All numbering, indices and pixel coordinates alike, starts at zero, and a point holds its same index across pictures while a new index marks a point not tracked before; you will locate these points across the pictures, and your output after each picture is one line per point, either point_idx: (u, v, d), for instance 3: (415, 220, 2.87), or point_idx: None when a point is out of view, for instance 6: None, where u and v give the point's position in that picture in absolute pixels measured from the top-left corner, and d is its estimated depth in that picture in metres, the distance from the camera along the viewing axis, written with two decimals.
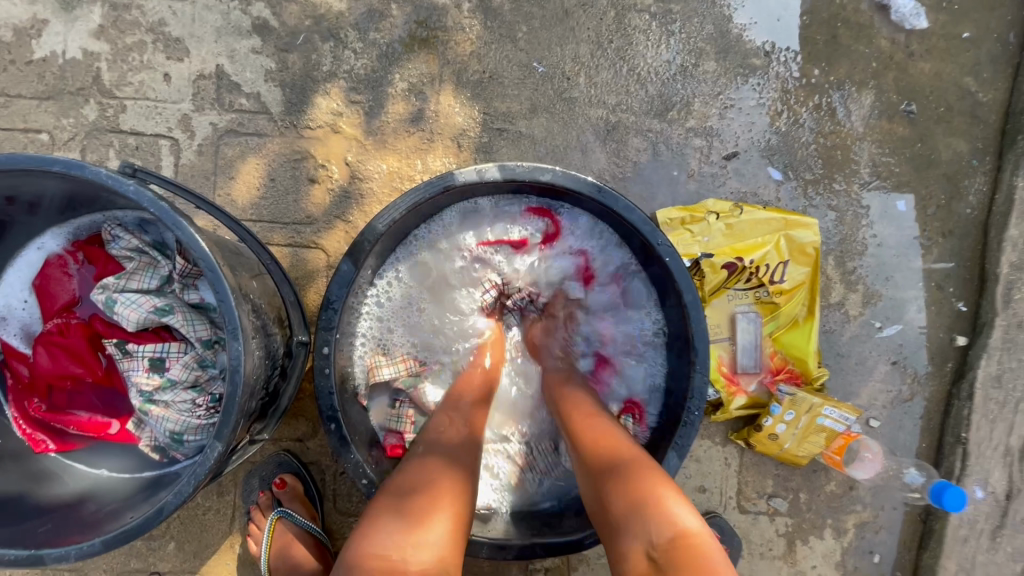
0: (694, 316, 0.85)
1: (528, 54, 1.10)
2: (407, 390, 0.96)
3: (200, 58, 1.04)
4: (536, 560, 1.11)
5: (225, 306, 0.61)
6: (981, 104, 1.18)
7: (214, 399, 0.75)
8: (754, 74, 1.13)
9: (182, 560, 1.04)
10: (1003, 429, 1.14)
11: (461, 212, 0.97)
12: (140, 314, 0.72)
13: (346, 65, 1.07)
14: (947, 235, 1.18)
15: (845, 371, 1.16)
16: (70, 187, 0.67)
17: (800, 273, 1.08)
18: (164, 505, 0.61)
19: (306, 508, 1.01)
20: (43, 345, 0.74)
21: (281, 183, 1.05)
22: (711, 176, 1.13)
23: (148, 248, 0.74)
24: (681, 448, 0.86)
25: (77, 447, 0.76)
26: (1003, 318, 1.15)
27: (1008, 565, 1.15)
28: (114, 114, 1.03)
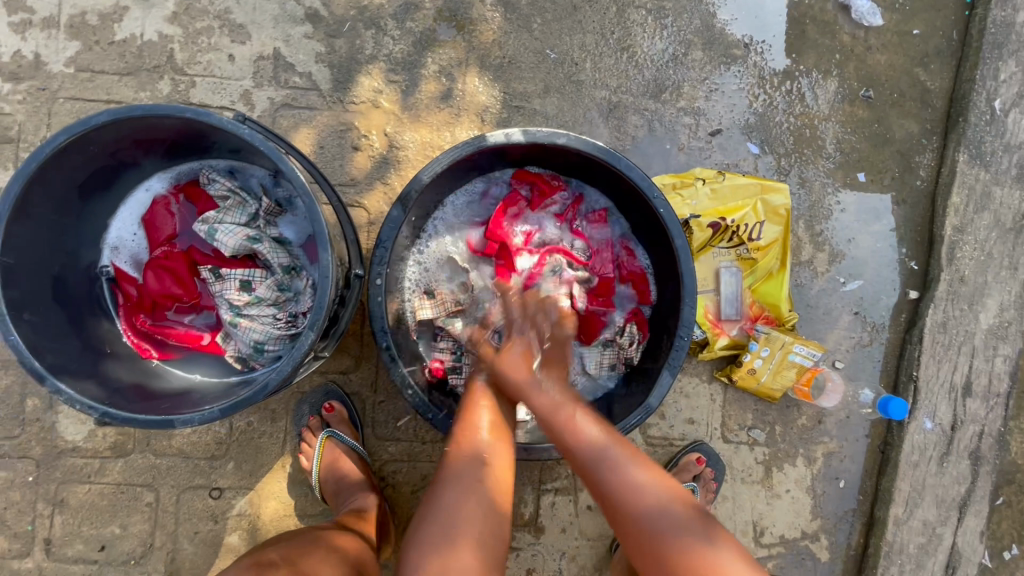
0: (682, 257, 1.00)
1: (542, 42, 1.28)
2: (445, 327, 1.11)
3: (260, 42, 1.21)
4: (547, 481, 1.27)
5: (318, 227, 0.79)
6: (929, 91, 1.37)
7: (291, 315, 0.90)
8: (735, 63, 1.32)
9: (240, 477, 1.19)
10: (948, 369, 1.33)
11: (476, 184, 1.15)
12: (235, 242, 0.88)
13: (385, 49, 1.24)
14: (901, 203, 1.37)
15: (813, 319, 1.34)
16: (182, 132, 0.81)
17: (774, 231, 1.26)
18: (267, 383, 0.79)
19: (351, 430, 1.17)
20: (151, 268, 0.91)
21: (329, 150, 1.22)
22: (699, 149, 1.31)
23: (238, 190, 0.90)
24: (674, 367, 1.01)
25: (174, 356, 0.92)
26: (948, 273, 1.33)
27: (954, 487, 1.33)
28: (185, 88, 1.19)
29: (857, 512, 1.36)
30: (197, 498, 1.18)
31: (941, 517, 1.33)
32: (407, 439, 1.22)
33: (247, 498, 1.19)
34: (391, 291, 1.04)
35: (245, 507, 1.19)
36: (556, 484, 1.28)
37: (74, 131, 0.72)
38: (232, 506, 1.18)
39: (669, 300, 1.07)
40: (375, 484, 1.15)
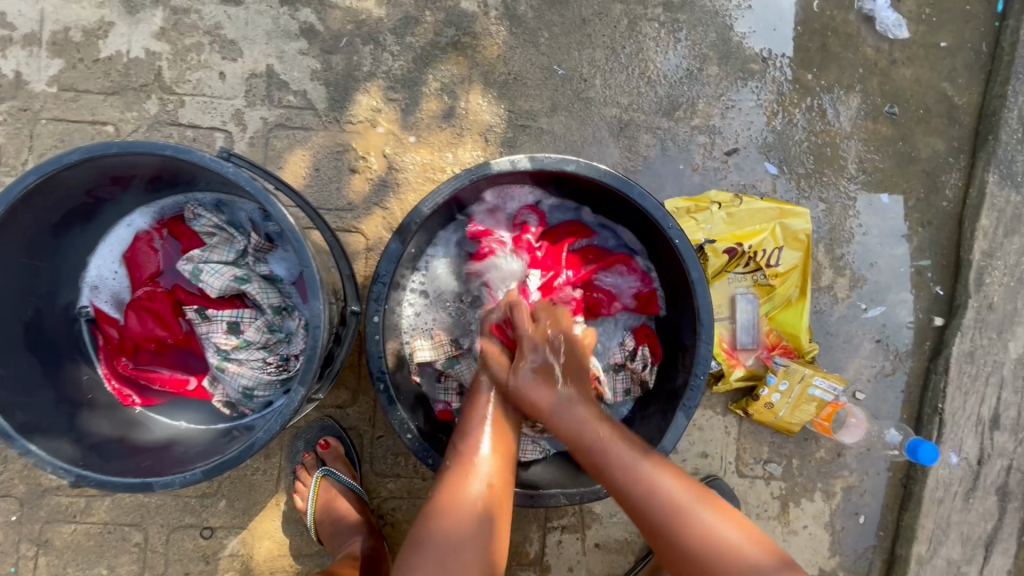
0: (699, 292, 0.94)
1: (549, 57, 1.21)
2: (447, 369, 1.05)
3: (253, 58, 1.15)
4: (554, 518, 1.22)
5: (309, 271, 0.73)
6: (957, 107, 1.30)
7: (282, 359, 0.85)
8: (753, 78, 1.25)
9: (232, 516, 1.13)
10: (975, 401, 1.26)
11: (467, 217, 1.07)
12: (222, 282, 0.83)
13: (384, 65, 1.17)
14: (926, 225, 1.30)
15: (833, 348, 1.28)
16: (163, 167, 0.76)
17: (793, 257, 1.20)
18: (255, 441, 0.73)
19: (348, 468, 1.11)
20: (133, 309, 0.85)
21: (325, 172, 1.16)
22: (714, 169, 1.24)
23: (226, 225, 0.85)
24: (689, 409, 0.95)
25: (158, 401, 0.87)
26: (975, 300, 1.27)
27: (980, 525, 1.27)
28: (174, 108, 1.13)
29: (877, 549, 1.30)
30: (188, 537, 1.13)
31: (966, 555, 1.27)
32: (407, 475, 1.17)
33: (239, 538, 1.14)
34: (388, 326, 0.98)
35: (238, 547, 1.14)
36: (563, 521, 1.22)
37: (43, 172, 0.67)
38: (224, 546, 1.13)
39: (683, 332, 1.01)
40: (373, 524, 1.10)
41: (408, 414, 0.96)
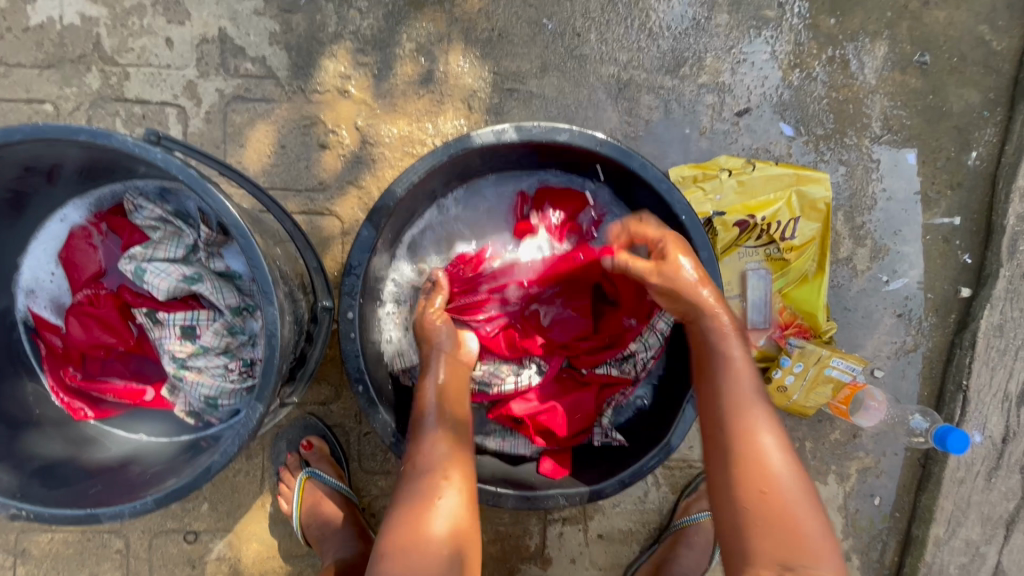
0: (708, 273, 0.84)
1: (537, 10, 1.08)
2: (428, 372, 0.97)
3: (202, 21, 1.02)
4: (554, 510, 1.16)
5: (258, 272, 0.62)
6: (995, 54, 1.17)
7: (245, 365, 0.76)
8: (767, 27, 1.12)
9: (216, 520, 1.08)
10: (1002, 376, 1.18)
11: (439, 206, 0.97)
12: (170, 283, 0.74)
13: (351, 25, 1.04)
14: (955, 188, 1.19)
15: (851, 324, 1.19)
16: (91, 155, 0.66)
17: (810, 228, 1.09)
18: (211, 465, 0.65)
19: (334, 468, 1.05)
20: (74, 315, 0.77)
21: (292, 150, 1.05)
22: (723, 133, 1.12)
23: (172, 217, 0.75)
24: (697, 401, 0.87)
25: (114, 413, 0.80)
26: (1007, 268, 1.17)
27: (1001, 504, 1.20)
28: (118, 81, 1.01)
29: (892, 530, 1.24)
30: (171, 542, 1.08)
31: (985, 535, 1.21)
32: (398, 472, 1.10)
33: (225, 541, 1.08)
34: (367, 321, 0.89)
35: (224, 551, 1.08)
36: (563, 513, 1.17)
37: None
38: (210, 550, 1.08)
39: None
40: (364, 524, 1.04)
41: (392, 415, 0.88)
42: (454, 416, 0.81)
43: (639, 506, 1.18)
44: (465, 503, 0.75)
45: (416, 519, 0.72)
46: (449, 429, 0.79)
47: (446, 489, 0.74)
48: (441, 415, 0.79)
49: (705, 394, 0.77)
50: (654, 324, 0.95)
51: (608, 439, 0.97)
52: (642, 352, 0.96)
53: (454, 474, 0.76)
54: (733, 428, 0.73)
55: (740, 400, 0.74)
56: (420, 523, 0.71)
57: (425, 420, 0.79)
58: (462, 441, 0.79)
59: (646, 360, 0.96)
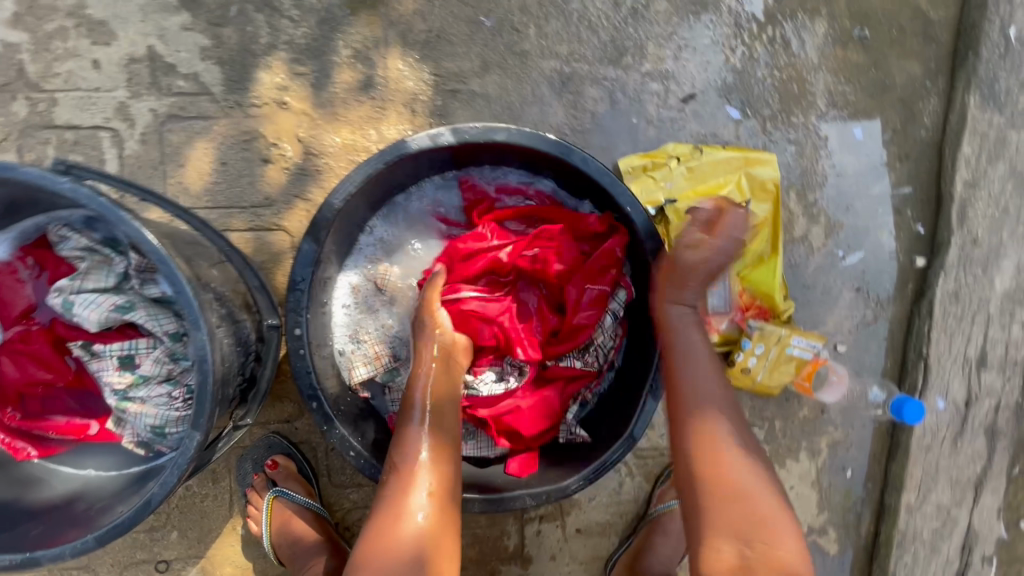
0: (657, 263, 0.84)
1: (474, 8, 1.06)
2: (387, 381, 0.95)
3: (129, 40, 0.99)
4: (530, 509, 1.16)
5: (183, 297, 0.61)
6: (933, 24, 1.18)
7: (189, 391, 0.76)
8: (706, 11, 1.11)
9: (186, 547, 1.06)
10: (961, 341, 1.19)
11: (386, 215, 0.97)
12: (101, 313, 0.71)
13: (284, 35, 1.02)
14: (903, 159, 1.20)
15: (812, 301, 1.20)
16: (5, 193, 0.65)
17: (762, 210, 1.10)
18: (152, 497, 0.65)
19: (302, 485, 1.04)
20: (7, 354, 0.74)
21: (234, 166, 1.02)
22: (670, 120, 1.12)
23: (99, 246, 0.74)
24: (656, 391, 0.87)
25: (59, 450, 0.78)
26: (958, 235, 1.18)
27: (968, 467, 1.22)
28: (46, 108, 0.99)
29: (866, 501, 1.26)
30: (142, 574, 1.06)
31: (956, 498, 1.23)
32: (369, 483, 1.09)
33: (198, 568, 1.06)
34: (317, 336, 0.87)
35: None
36: (540, 511, 1.16)
37: None
38: None
39: (644, 291, 0.92)
40: (336, 539, 1.03)
41: (351, 429, 0.87)
42: (439, 411, 0.80)
43: (615, 497, 1.18)
44: (438, 500, 0.75)
45: (390, 521, 0.73)
46: (432, 424, 0.79)
47: (421, 485, 0.74)
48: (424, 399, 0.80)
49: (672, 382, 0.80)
50: (609, 306, 0.94)
51: (572, 435, 0.97)
52: (602, 339, 0.95)
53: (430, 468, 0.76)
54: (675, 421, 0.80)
55: (706, 397, 0.79)
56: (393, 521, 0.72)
57: (411, 415, 0.79)
58: (445, 439, 0.79)
59: (604, 348, 0.96)
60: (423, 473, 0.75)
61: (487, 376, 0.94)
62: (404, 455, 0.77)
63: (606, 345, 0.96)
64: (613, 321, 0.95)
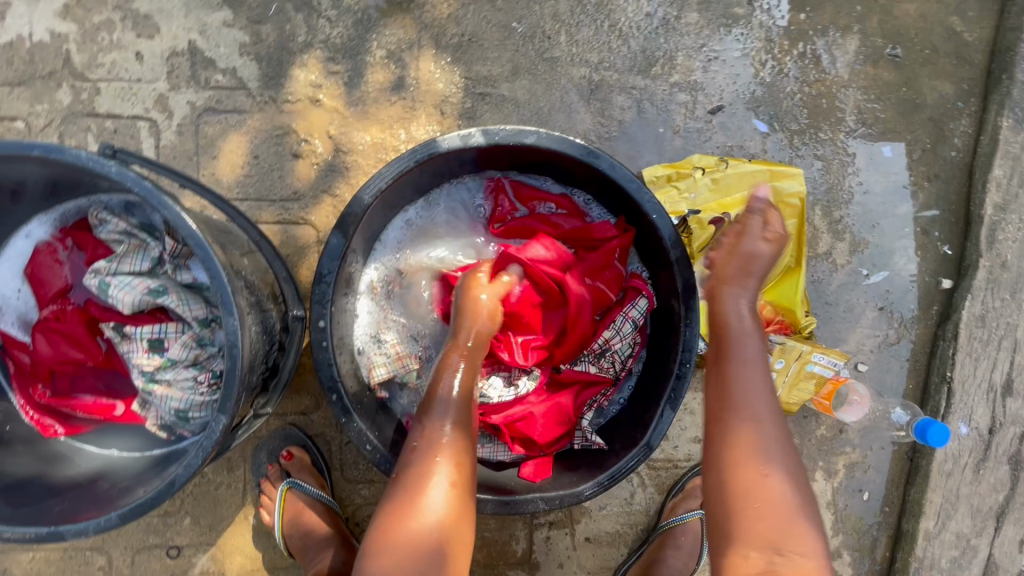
0: (681, 271, 0.84)
1: (507, 14, 1.08)
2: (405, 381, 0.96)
3: (172, 34, 1.02)
4: (540, 515, 1.15)
5: (217, 282, 0.62)
6: (967, 45, 1.17)
7: (215, 376, 0.76)
8: (737, 25, 1.12)
9: (198, 534, 1.07)
10: (987, 367, 1.17)
11: (407, 213, 0.97)
12: (134, 296, 0.73)
13: (321, 34, 1.05)
14: (932, 179, 1.19)
15: (833, 319, 1.18)
16: (52, 174, 0.67)
17: (786, 225, 1.09)
18: (175, 478, 0.65)
19: (315, 477, 1.04)
20: (41, 332, 0.76)
21: (265, 160, 1.04)
22: (697, 131, 1.12)
23: (137, 230, 0.76)
24: (675, 400, 0.86)
25: (85, 429, 0.79)
26: (987, 258, 1.16)
27: (991, 496, 1.19)
28: (89, 97, 1.02)
29: (882, 525, 1.23)
30: (153, 558, 1.07)
31: (976, 528, 1.20)
32: (381, 480, 1.09)
33: (209, 555, 1.07)
34: (339, 329, 0.88)
35: (208, 565, 1.07)
36: (549, 517, 1.16)
37: None
38: (193, 564, 1.07)
39: (666, 300, 0.92)
40: (347, 534, 1.03)
41: (368, 424, 0.88)
42: (464, 403, 0.77)
43: (626, 507, 1.17)
44: (459, 498, 0.72)
45: (406, 511, 0.70)
46: (458, 413, 0.76)
47: (439, 483, 0.71)
48: (451, 392, 0.76)
49: (709, 391, 0.74)
50: (628, 313, 0.94)
51: (587, 442, 0.96)
52: (619, 346, 0.96)
53: (454, 467, 0.73)
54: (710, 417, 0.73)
55: (754, 412, 0.70)
56: (412, 516, 0.69)
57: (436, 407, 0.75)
58: (468, 432, 0.76)
59: (622, 355, 0.97)
60: (446, 470, 0.72)
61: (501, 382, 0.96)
62: (426, 447, 0.74)
63: (623, 352, 0.97)
64: (633, 329, 0.95)
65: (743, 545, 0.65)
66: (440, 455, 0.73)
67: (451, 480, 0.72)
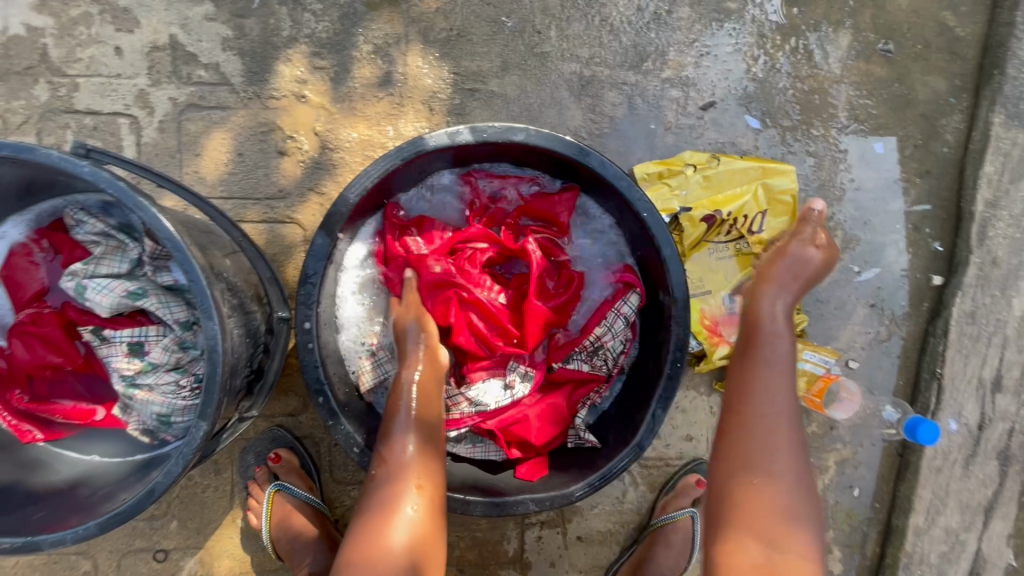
0: (671, 270, 0.83)
1: (496, 8, 1.06)
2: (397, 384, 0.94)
3: (152, 28, 1.00)
4: (531, 514, 1.15)
5: (196, 286, 0.61)
6: (959, 40, 1.17)
7: (197, 380, 0.75)
8: (729, 19, 1.11)
9: (185, 537, 1.05)
10: (976, 363, 1.17)
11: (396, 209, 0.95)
12: (112, 299, 0.72)
13: (306, 28, 1.02)
14: (924, 175, 1.18)
15: (825, 316, 1.18)
16: (26, 175, 0.65)
17: (779, 222, 1.08)
18: (155, 486, 0.64)
19: (304, 479, 1.03)
20: (18, 336, 0.75)
21: (250, 157, 1.02)
22: (689, 127, 1.11)
23: (115, 231, 0.74)
24: (666, 400, 0.86)
25: (64, 435, 0.78)
26: (977, 255, 1.16)
27: (979, 491, 1.20)
28: (67, 93, 0.99)
29: (872, 521, 1.23)
30: (140, 562, 1.05)
31: (965, 523, 1.21)
32: None
33: (196, 558, 1.06)
34: (326, 330, 0.87)
35: (196, 568, 1.06)
36: (541, 516, 1.15)
37: None
38: (181, 567, 1.06)
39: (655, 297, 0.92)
40: (336, 537, 1.01)
41: (356, 425, 0.87)
42: (427, 419, 0.77)
43: (617, 506, 1.16)
44: (431, 514, 0.73)
45: (375, 531, 0.70)
46: (420, 431, 0.76)
47: (409, 500, 0.72)
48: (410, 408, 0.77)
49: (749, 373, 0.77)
50: (619, 309, 0.94)
51: (581, 440, 0.95)
52: (611, 343, 0.95)
53: (420, 483, 0.73)
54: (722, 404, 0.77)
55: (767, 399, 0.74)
56: (382, 532, 0.70)
57: (398, 424, 0.76)
58: (433, 447, 0.77)
59: (614, 352, 0.95)
60: (413, 485, 0.73)
61: (497, 387, 0.95)
62: (392, 462, 0.75)
63: (615, 349, 0.95)
64: (624, 325, 0.94)
65: (737, 531, 0.70)
66: (407, 469, 0.74)
67: (421, 495, 0.73)
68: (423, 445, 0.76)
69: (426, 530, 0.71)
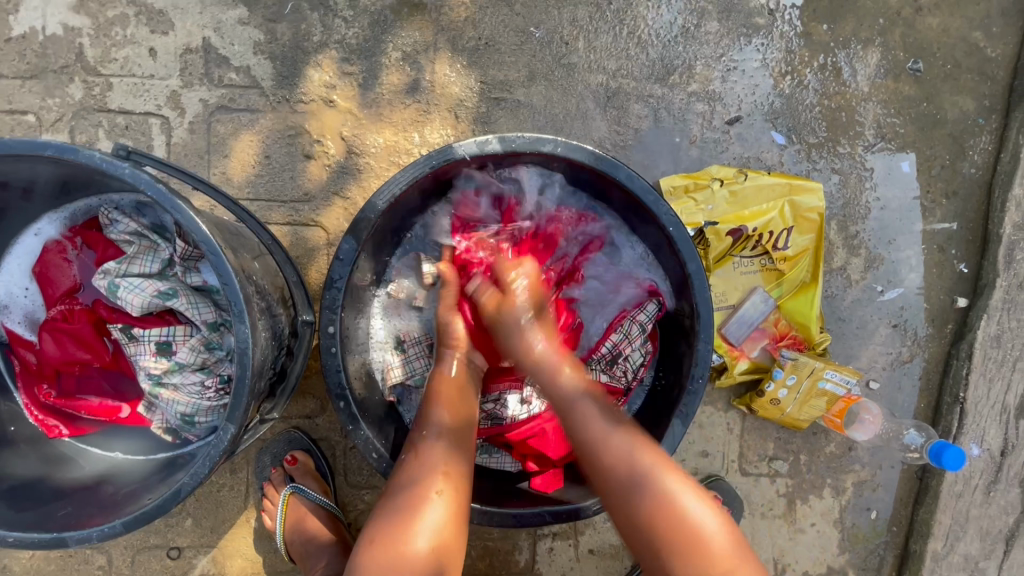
0: (697, 285, 0.82)
1: (524, 18, 1.06)
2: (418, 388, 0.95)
3: (186, 31, 1.01)
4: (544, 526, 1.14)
5: (229, 288, 0.61)
6: (990, 61, 1.16)
7: (223, 381, 0.75)
8: (757, 35, 1.10)
9: (199, 535, 1.06)
10: (1000, 388, 1.15)
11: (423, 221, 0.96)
12: (143, 298, 0.73)
13: (337, 34, 1.03)
14: (950, 196, 1.17)
15: (846, 335, 1.17)
16: (63, 173, 0.66)
17: (804, 239, 1.07)
18: (180, 487, 0.64)
19: (319, 483, 1.02)
20: (49, 331, 0.76)
21: (277, 160, 1.03)
22: (714, 142, 1.11)
23: (147, 231, 0.75)
24: (686, 416, 0.85)
25: (89, 430, 0.79)
26: (1004, 278, 1.15)
27: (1000, 518, 1.18)
28: (101, 92, 1.01)
29: (889, 544, 1.21)
30: (154, 558, 1.06)
31: (984, 550, 1.18)
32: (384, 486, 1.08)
33: (209, 557, 1.06)
34: (348, 334, 0.87)
35: (208, 566, 1.06)
36: (553, 528, 1.15)
37: None
38: (193, 566, 1.06)
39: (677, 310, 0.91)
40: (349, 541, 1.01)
41: (374, 431, 0.86)
42: (459, 425, 0.80)
43: None
44: (453, 506, 0.73)
45: (399, 530, 0.70)
46: (449, 433, 0.79)
47: (432, 490, 0.73)
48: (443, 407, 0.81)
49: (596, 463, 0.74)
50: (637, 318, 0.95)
51: None
52: (631, 357, 0.95)
53: (445, 474, 0.75)
54: (632, 494, 0.71)
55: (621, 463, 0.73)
56: (403, 526, 0.70)
57: (430, 420, 0.80)
58: (462, 449, 0.78)
59: (634, 364, 0.95)
60: (437, 477, 0.74)
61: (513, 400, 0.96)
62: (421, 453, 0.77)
63: (634, 360, 0.95)
64: (641, 334, 0.95)
65: None
66: (433, 460, 0.75)
67: (443, 487, 0.74)
68: (451, 442, 0.78)
69: (447, 522, 0.71)
